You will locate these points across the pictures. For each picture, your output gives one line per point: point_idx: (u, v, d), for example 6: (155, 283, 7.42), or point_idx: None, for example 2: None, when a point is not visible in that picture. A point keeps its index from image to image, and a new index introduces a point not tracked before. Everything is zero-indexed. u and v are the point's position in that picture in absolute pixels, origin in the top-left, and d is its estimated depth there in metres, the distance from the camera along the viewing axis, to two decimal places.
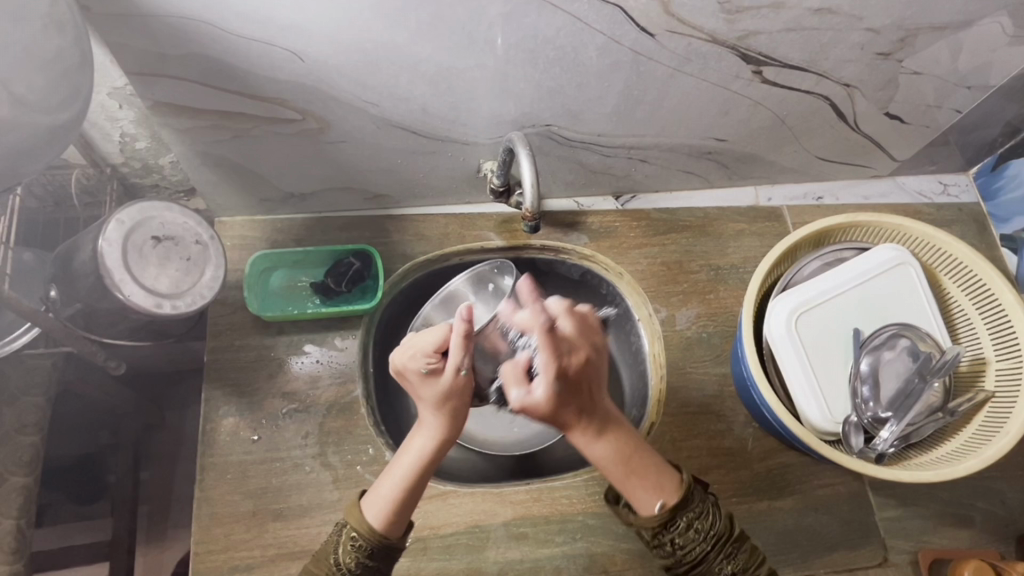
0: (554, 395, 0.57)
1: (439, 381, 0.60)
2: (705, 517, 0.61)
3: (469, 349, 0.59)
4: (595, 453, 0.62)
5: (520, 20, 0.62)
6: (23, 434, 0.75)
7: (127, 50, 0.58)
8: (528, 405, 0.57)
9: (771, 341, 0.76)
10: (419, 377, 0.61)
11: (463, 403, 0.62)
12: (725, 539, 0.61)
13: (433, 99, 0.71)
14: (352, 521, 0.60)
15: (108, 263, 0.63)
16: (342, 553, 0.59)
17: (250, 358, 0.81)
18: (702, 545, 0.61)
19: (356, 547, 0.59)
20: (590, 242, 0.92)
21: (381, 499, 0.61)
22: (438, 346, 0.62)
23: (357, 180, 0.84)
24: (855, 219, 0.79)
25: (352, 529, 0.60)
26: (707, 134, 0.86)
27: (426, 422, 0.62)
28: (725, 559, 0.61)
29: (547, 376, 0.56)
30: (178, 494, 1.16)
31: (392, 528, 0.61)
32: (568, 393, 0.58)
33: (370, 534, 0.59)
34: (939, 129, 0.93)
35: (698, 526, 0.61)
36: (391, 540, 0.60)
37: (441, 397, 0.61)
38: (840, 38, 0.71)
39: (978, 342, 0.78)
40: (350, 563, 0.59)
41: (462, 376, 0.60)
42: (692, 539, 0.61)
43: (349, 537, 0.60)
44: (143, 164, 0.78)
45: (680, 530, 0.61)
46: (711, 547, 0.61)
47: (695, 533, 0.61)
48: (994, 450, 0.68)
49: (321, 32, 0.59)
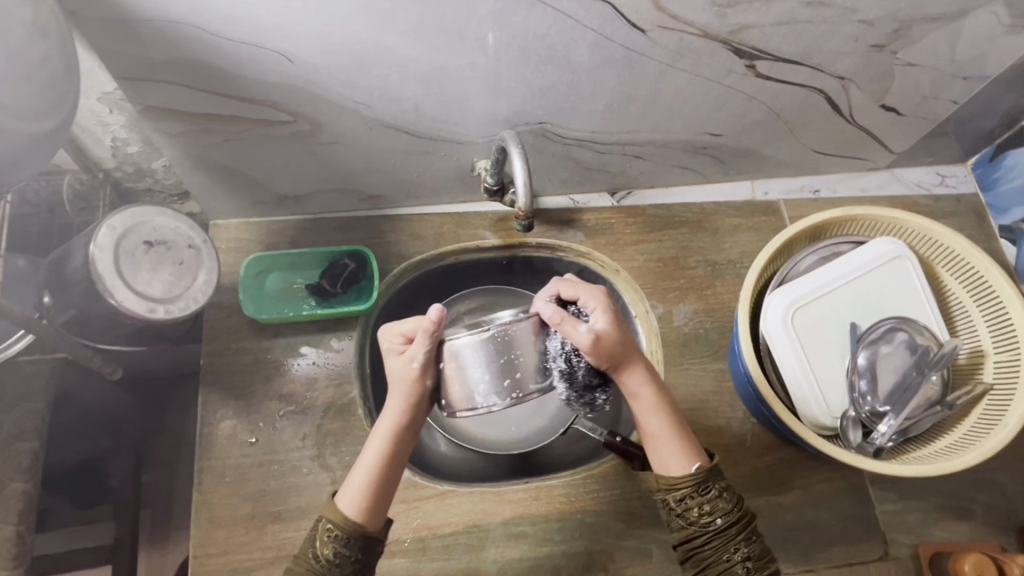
0: (613, 318, 0.61)
1: (399, 366, 0.61)
2: (733, 493, 0.63)
3: (429, 346, 0.58)
4: (642, 401, 0.64)
5: (511, 19, 0.61)
6: (23, 440, 0.75)
7: (114, 55, 0.58)
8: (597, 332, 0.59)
9: (767, 337, 0.76)
10: (388, 359, 0.62)
11: (427, 387, 0.61)
12: (748, 521, 0.62)
13: (425, 99, 0.71)
14: (327, 513, 0.60)
15: (100, 269, 0.63)
16: (319, 545, 0.59)
17: (247, 361, 0.81)
18: (728, 515, 0.61)
19: (333, 537, 0.59)
20: (586, 239, 0.91)
21: (355, 490, 0.61)
22: (410, 333, 0.62)
23: (351, 182, 0.83)
24: (852, 212, 0.78)
25: (327, 521, 0.59)
26: (701, 129, 0.85)
27: (388, 408, 0.63)
28: (743, 541, 0.61)
29: (602, 302, 0.62)
30: (179, 496, 1.16)
31: (369, 516, 0.61)
32: (619, 320, 0.62)
33: (344, 523, 0.59)
34: (936, 120, 0.93)
35: (727, 497, 0.62)
36: (370, 529, 0.60)
37: (403, 381, 0.61)
38: (833, 30, 0.70)
39: (976, 334, 0.77)
40: (328, 554, 0.58)
41: (416, 367, 0.59)
42: (720, 507, 0.61)
43: (325, 529, 0.59)
44: (136, 168, 0.78)
45: (709, 497, 0.62)
46: (735, 522, 0.61)
47: (724, 503, 0.62)
48: (994, 442, 0.68)
49: (310, 35, 0.59)
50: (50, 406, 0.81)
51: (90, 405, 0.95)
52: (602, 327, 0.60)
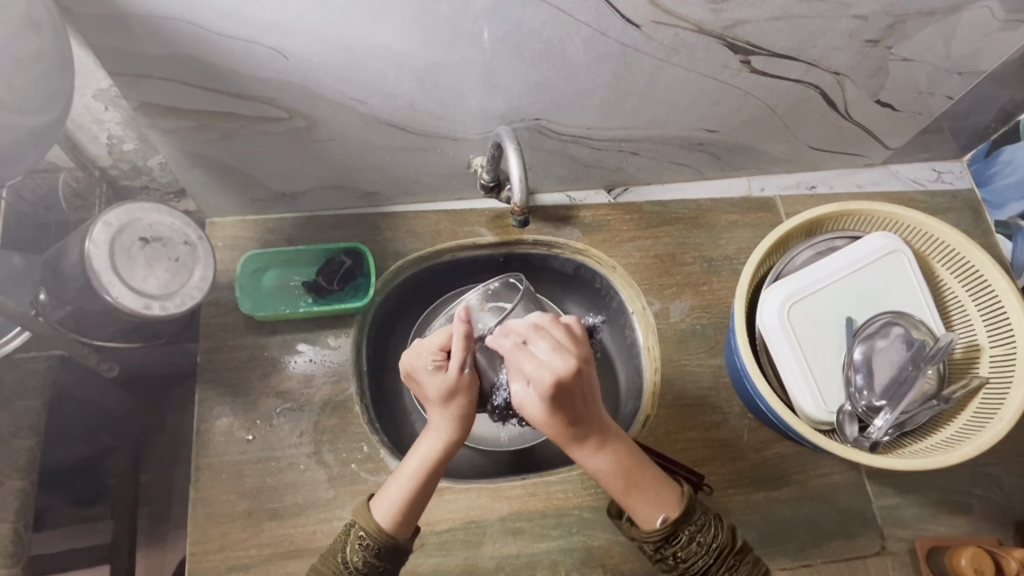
0: (550, 406, 0.58)
1: (447, 378, 0.63)
2: (707, 530, 0.62)
3: (469, 350, 0.63)
4: (594, 467, 0.63)
5: (505, 14, 0.61)
6: (19, 438, 0.75)
7: (106, 50, 0.58)
8: (524, 408, 0.60)
9: (763, 332, 0.76)
10: (426, 376, 0.63)
11: (469, 404, 0.65)
12: (728, 552, 0.61)
13: (420, 95, 0.71)
14: (359, 521, 0.60)
15: (95, 265, 0.63)
16: (350, 551, 0.60)
17: (243, 358, 0.81)
18: (705, 557, 0.61)
19: (363, 546, 0.59)
20: (583, 236, 0.91)
21: (390, 501, 0.61)
22: (444, 345, 0.64)
23: (348, 178, 0.84)
24: (847, 207, 0.78)
25: (360, 528, 0.60)
26: (697, 125, 0.85)
27: (435, 425, 0.64)
28: (727, 573, 0.61)
29: (542, 389, 0.58)
30: (177, 495, 1.17)
31: (400, 528, 0.61)
32: (561, 406, 0.59)
33: (378, 533, 0.60)
34: (932, 116, 0.93)
35: (700, 539, 0.61)
36: (399, 541, 0.61)
37: (448, 393, 0.63)
38: (827, 25, 0.71)
39: (972, 329, 0.77)
40: (358, 561, 0.59)
41: (467, 373, 0.63)
42: (695, 552, 0.61)
43: (356, 536, 0.60)
44: (132, 166, 0.78)
45: (681, 544, 0.61)
46: (713, 560, 0.61)
47: (698, 546, 0.61)
48: (988, 437, 0.68)
49: (306, 32, 0.59)
50: (47, 404, 0.81)
51: (88, 404, 0.95)
52: (533, 408, 0.60)
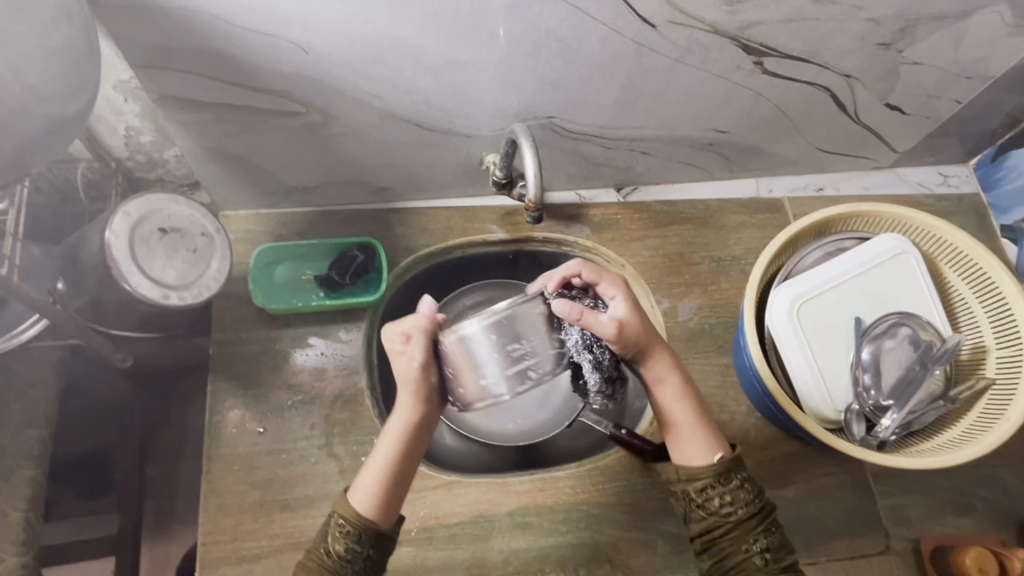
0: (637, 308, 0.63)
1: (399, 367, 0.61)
2: (752, 483, 0.63)
3: (427, 344, 0.59)
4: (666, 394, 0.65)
5: (524, 11, 0.62)
6: (31, 427, 0.75)
7: (129, 44, 0.59)
8: (625, 322, 0.61)
9: (773, 333, 0.76)
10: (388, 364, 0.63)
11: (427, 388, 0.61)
12: (767, 512, 0.62)
13: (435, 91, 0.71)
14: (338, 508, 0.61)
15: (114, 254, 0.64)
16: (332, 540, 0.60)
17: (256, 351, 0.82)
18: (747, 506, 0.61)
19: (344, 533, 0.60)
20: (592, 234, 0.92)
21: (363, 487, 0.62)
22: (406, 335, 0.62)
23: (362, 174, 0.84)
24: (856, 209, 0.79)
25: (339, 516, 0.61)
26: (708, 125, 0.86)
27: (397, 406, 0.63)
28: (762, 532, 0.61)
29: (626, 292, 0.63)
30: (183, 489, 1.16)
31: (377, 513, 0.61)
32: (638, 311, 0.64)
33: (355, 519, 0.61)
34: (940, 120, 0.94)
35: (748, 487, 0.62)
36: (377, 528, 0.61)
37: (404, 380, 0.61)
38: (839, 28, 0.71)
39: (979, 330, 0.78)
40: (340, 549, 0.60)
41: (416, 366, 0.60)
42: (740, 497, 0.61)
43: (337, 524, 0.61)
44: (148, 158, 0.79)
45: (729, 487, 0.62)
46: (753, 513, 0.61)
47: (744, 493, 0.62)
48: (994, 437, 0.68)
49: (323, 26, 0.60)
50: (59, 392, 0.81)
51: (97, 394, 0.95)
52: (628, 319, 0.61)
